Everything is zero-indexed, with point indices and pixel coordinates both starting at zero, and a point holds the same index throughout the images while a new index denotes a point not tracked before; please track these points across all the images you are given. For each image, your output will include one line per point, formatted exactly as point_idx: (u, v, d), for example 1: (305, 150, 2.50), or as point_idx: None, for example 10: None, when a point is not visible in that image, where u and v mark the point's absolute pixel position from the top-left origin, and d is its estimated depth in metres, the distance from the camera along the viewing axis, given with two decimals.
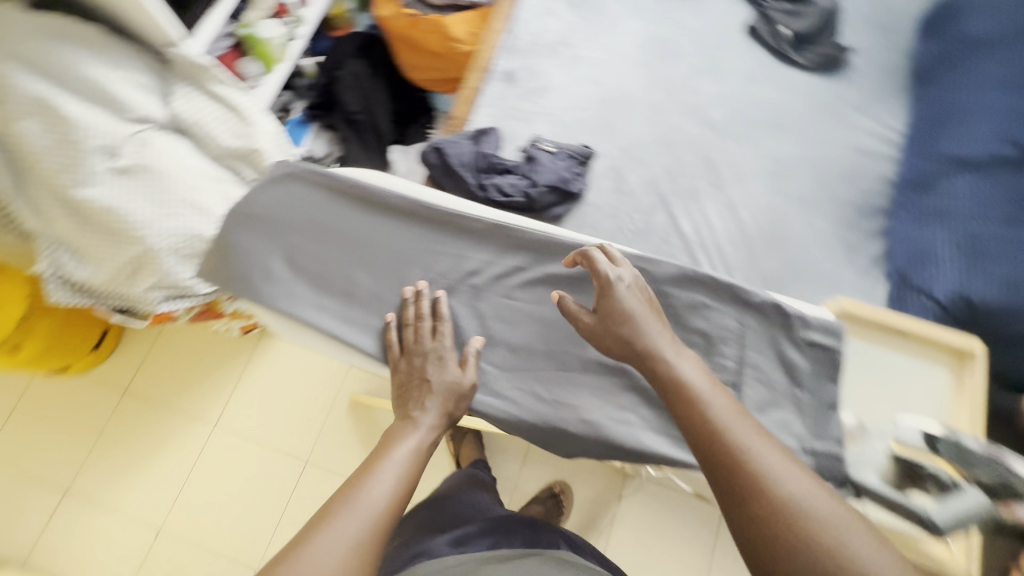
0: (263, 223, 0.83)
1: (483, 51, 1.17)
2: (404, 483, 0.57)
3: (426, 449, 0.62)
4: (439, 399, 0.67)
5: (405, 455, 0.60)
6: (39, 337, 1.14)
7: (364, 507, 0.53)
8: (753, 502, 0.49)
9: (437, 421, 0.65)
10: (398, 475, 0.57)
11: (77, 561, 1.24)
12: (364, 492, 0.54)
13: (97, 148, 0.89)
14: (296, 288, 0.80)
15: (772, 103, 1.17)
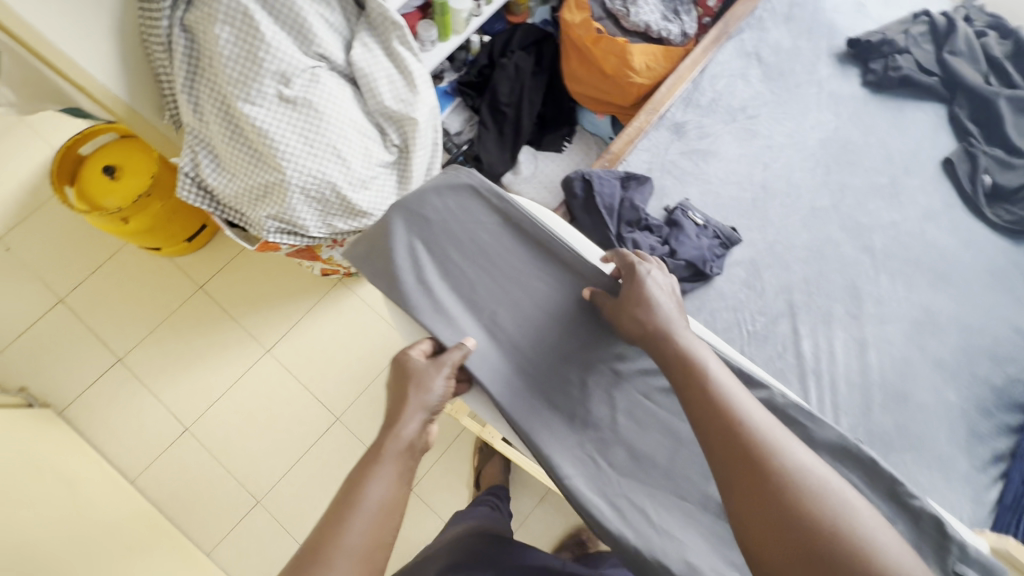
0: (431, 232, 0.72)
1: (663, 94, 1.08)
2: (396, 483, 0.55)
3: (410, 457, 0.58)
4: (419, 409, 0.60)
5: (388, 485, 0.55)
6: (145, 218, 1.18)
7: (346, 552, 0.49)
8: (759, 480, 0.51)
9: (422, 424, 0.60)
10: (388, 477, 0.55)
11: (107, 429, 1.29)
12: (346, 535, 0.50)
13: (272, 72, 0.89)
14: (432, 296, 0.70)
15: (941, 251, 1.06)
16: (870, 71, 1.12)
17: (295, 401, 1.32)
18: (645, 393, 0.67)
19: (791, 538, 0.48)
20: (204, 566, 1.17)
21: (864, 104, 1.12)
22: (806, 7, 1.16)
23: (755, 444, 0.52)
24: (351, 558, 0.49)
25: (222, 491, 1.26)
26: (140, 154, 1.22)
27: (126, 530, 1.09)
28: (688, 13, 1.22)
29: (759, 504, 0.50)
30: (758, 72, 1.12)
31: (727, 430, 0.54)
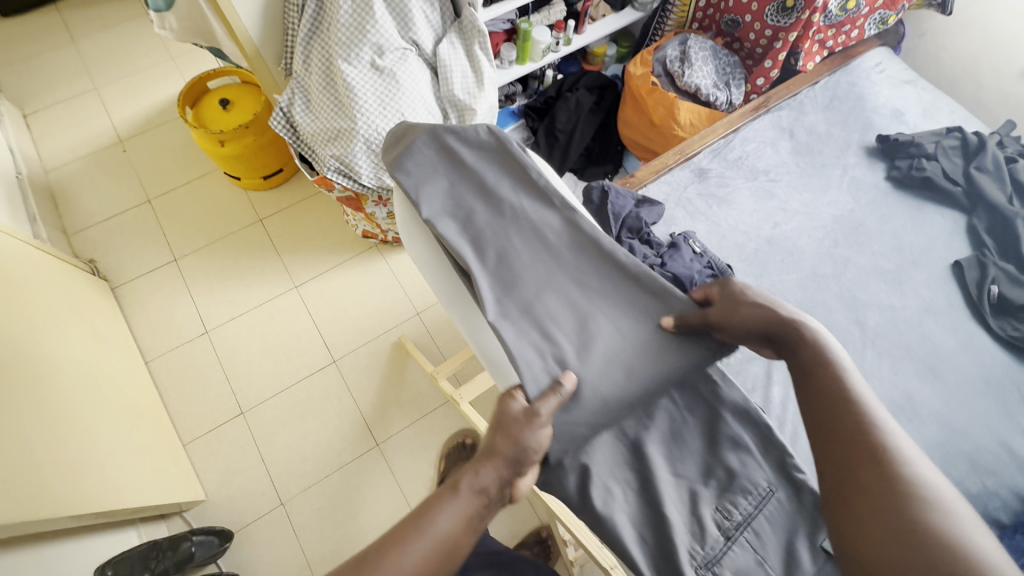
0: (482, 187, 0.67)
1: (694, 142, 1.20)
2: (464, 523, 0.53)
3: (479, 505, 0.54)
4: (499, 459, 0.55)
5: (449, 522, 0.52)
6: (236, 146, 1.39)
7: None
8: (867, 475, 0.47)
9: (501, 474, 0.55)
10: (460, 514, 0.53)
11: (143, 312, 1.46)
12: (394, 558, 0.49)
13: (371, 43, 1.10)
14: (434, 179, 0.67)
15: (935, 345, 1.07)
16: (895, 167, 1.19)
17: (304, 335, 1.45)
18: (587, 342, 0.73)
19: (892, 528, 0.43)
20: (175, 451, 1.27)
21: (884, 195, 1.19)
22: (848, 101, 1.27)
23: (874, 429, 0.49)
24: None
25: (215, 393, 1.38)
26: (250, 96, 1.46)
27: (122, 393, 1.23)
28: (738, 87, 1.35)
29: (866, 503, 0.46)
30: (787, 145, 1.22)
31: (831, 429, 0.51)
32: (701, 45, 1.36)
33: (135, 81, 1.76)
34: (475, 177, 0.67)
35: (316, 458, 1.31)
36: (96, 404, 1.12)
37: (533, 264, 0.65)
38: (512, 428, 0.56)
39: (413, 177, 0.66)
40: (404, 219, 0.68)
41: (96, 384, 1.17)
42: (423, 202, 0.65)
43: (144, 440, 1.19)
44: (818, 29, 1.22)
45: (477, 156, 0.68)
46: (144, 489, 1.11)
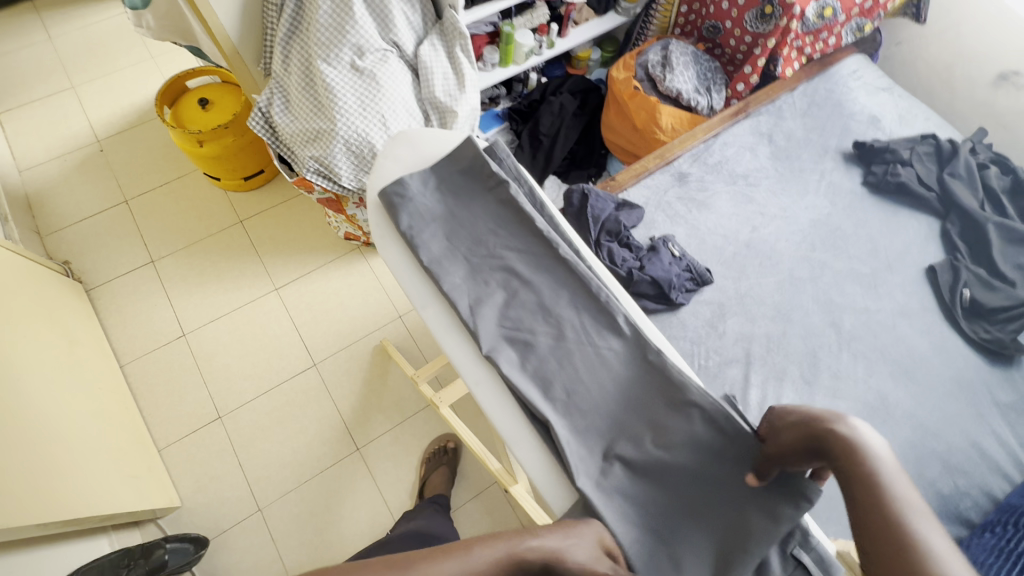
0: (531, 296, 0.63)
1: (674, 146, 1.21)
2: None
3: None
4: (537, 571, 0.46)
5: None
6: (215, 146, 1.38)
7: None
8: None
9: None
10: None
11: (119, 316, 1.43)
12: None
13: (351, 45, 1.09)
14: (486, 295, 0.62)
15: (909, 348, 1.09)
16: (871, 172, 1.21)
17: (284, 338, 1.43)
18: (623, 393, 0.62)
19: None
20: (150, 456, 1.25)
21: (860, 200, 1.20)
22: (827, 107, 1.29)
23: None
24: None
25: (192, 397, 1.36)
26: (230, 95, 1.44)
27: (96, 398, 1.21)
28: (718, 92, 1.36)
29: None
30: (766, 149, 1.24)
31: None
32: (682, 50, 1.38)
33: (111, 81, 1.73)
34: (529, 292, 0.63)
35: (297, 463, 1.30)
36: (64, 408, 1.09)
37: (603, 398, 0.58)
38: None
39: (461, 292, 0.62)
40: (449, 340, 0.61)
41: (66, 387, 1.14)
42: (480, 326, 0.60)
43: (117, 446, 1.17)
44: (795, 36, 1.23)
45: (528, 265, 0.65)
46: (117, 495, 1.09)
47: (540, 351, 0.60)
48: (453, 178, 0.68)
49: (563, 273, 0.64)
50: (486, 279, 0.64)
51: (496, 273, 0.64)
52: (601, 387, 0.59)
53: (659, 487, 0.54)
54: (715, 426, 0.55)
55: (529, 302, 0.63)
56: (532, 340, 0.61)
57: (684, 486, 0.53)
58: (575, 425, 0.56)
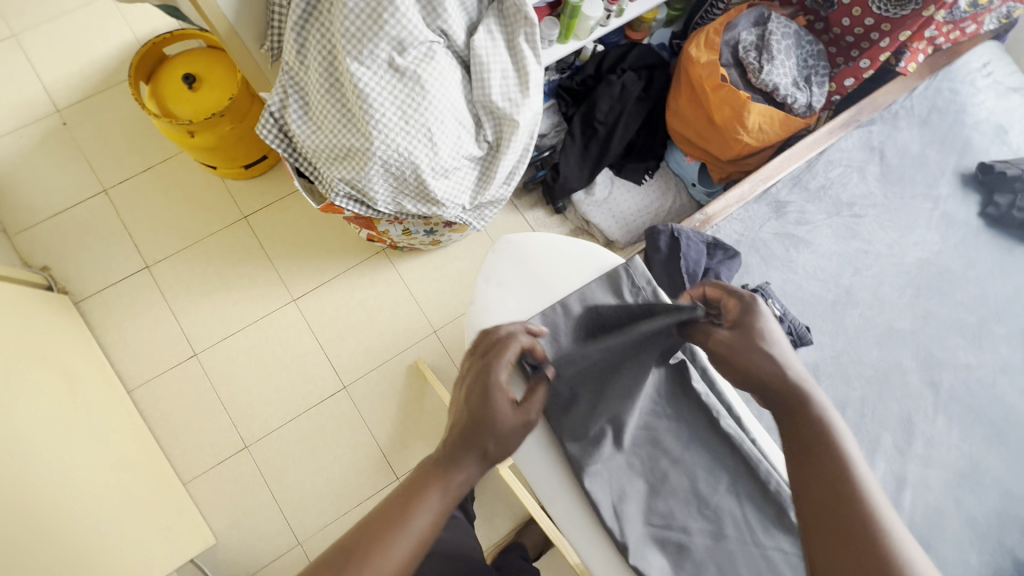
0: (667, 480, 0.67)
1: (773, 167, 1.05)
2: (464, 474, 0.56)
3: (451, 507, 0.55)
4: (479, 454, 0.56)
5: (423, 529, 0.52)
6: (210, 137, 1.13)
7: (409, 535, 0.51)
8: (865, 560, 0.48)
9: (480, 472, 0.57)
10: (461, 466, 0.56)
11: (118, 333, 1.27)
12: (412, 519, 0.52)
13: (390, 36, 0.84)
14: (630, 486, 0.67)
15: (1012, 407, 0.99)
16: (993, 203, 1.06)
17: (307, 357, 1.30)
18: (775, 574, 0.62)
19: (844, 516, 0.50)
20: (175, 493, 1.16)
21: (974, 235, 1.06)
22: (948, 115, 1.12)
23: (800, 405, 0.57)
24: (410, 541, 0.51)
25: (212, 426, 1.25)
26: (221, 68, 1.16)
27: (112, 441, 1.09)
28: (821, 85, 1.13)
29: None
30: (875, 171, 1.08)
31: (813, 465, 0.54)
32: (783, 29, 1.12)
33: (61, 31, 1.40)
34: (679, 475, 0.67)
35: (332, 496, 1.23)
36: (80, 466, 0.97)
37: None
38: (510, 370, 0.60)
39: (603, 476, 0.66)
40: (584, 525, 0.67)
41: (77, 438, 1.01)
42: (624, 525, 0.65)
43: (143, 494, 1.07)
44: (935, 26, 1.04)
45: (678, 442, 0.68)
46: (147, 553, 1.00)
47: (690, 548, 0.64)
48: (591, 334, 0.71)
49: (714, 450, 0.67)
50: (629, 462, 0.68)
51: (640, 451, 0.68)
52: None
53: None
54: None
55: (680, 490, 0.66)
56: (683, 538, 0.64)
57: None
58: None
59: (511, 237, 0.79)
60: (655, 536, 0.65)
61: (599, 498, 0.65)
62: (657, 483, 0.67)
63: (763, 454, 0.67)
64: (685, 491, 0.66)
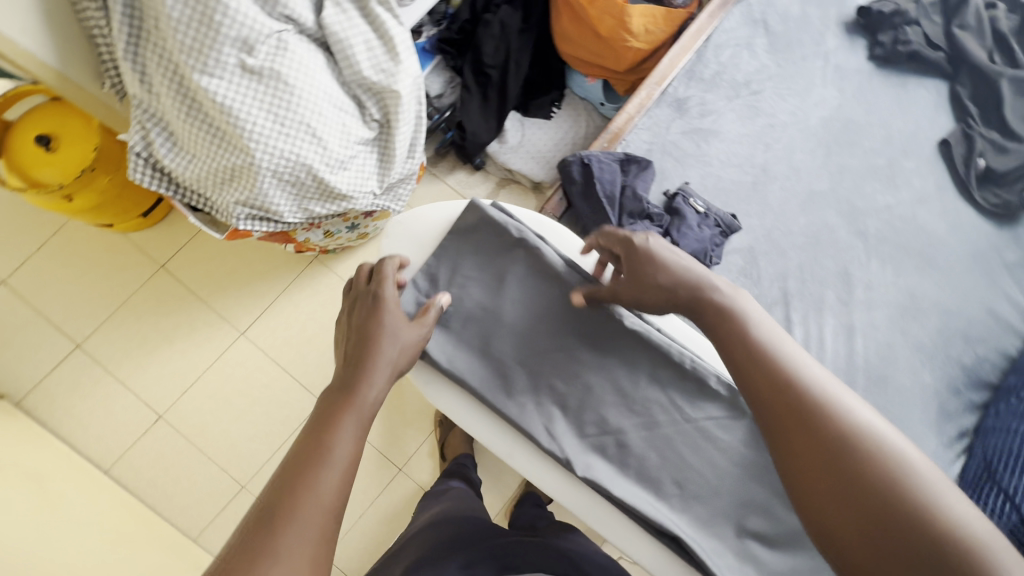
0: (610, 395, 0.69)
1: (665, 66, 1.04)
2: (376, 389, 0.58)
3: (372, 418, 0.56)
4: (388, 365, 0.60)
5: (349, 448, 0.51)
6: (89, 195, 1.07)
7: (337, 457, 0.50)
8: (807, 413, 0.51)
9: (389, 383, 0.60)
10: (370, 381, 0.57)
11: (74, 420, 1.23)
12: (337, 438, 0.52)
13: (231, 38, 0.78)
14: (589, 412, 0.69)
15: (932, 233, 1.06)
16: (878, 44, 1.09)
17: (274, 384, 1.27)
18: (732, 446, 0.67)
19: (810, 415, 0.50)
20: (187, 551, 1.16)
21: (868, 79, 1.09)
22: None
23: (739, 326, 0.58)
24: (340, 461, 0.50)
25: (203, 478, 1.23)
26: (77, 118, 1.07)
27: (103, 523, 1.07)
28: None
29: (828, 485, 0.47)
30: (764, 44, 1.08)
31: (771, 377, 0.54)
32: None
33: None
34: (617, 387, 0.69)
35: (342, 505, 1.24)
36: (84, 557, 0.96)
37: (729, 477, 0.67)
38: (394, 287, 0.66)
39: (561, 410, 0.69)
40: (532, 463, 0.69)
41: (67, 533, 0.99)
42: (592, 447, 0.68)
43: (154, 561, 1.07)
44: None
45: (600, 355, 0.70)
46: None
47: (658, 447, 0.68)
48: (511, 280, 0.72)
49: (637, 354, 0.70)
50: (571, 388, 0.70)
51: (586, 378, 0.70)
52: (721, 466, 0.67)
53: (783, 541, 0.66)
54: None
55: (631, 398, 0.69)
56: (652, 443, 0.68)
57: (803, 534, 0.66)
58: (703, 512, 0.65)
59: (399, 217, 0.77)
60: (597, 447, 0.68)
61: (550, 431, 0.68)
62: (608, 399, 0.69)
63: (671, 338, 0.71)
64: (631, 395, 0.69)
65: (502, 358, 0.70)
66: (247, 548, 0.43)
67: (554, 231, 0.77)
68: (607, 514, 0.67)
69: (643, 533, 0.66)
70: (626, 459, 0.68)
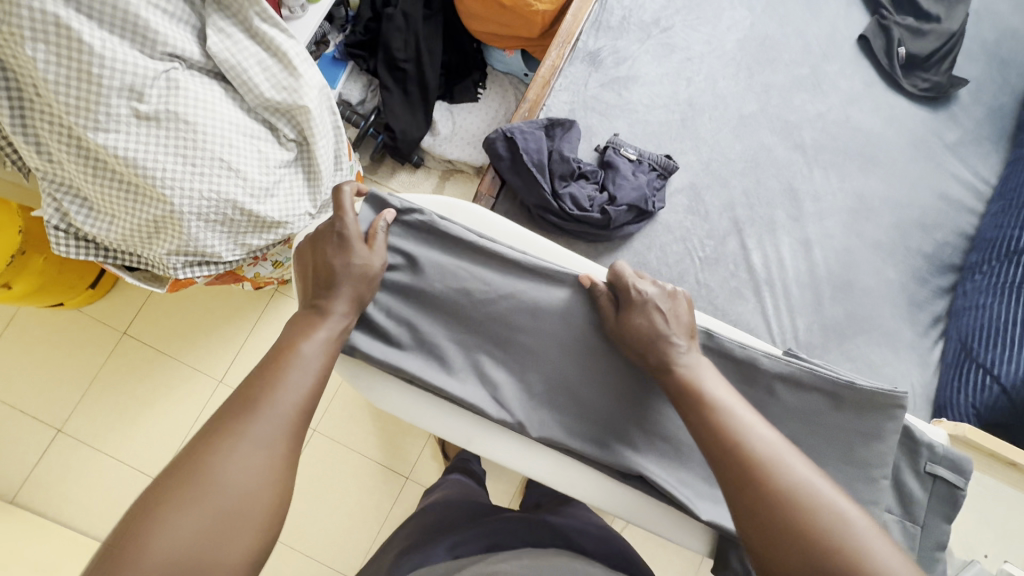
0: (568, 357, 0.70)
1: (571, 21, 1.02)
2: (332, 329, 0.60)
3: (330, 351, 0.59)
4: (348, 300, 0.63)
5: (303, 386, 0.54)
6: (30, 277, 1.04)
7: (292, 392, 0.53)
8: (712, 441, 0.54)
9: (348, 318, 0.62)
10: (327, 325, 0.60)
11: (70, 503, 1.21)
12: (293, 376, 0.54)
13: (116, 88, 0.76)
14: (552, 379, 0.69)
15: (867, 131, 1.06)
16: None
17: None
18: None
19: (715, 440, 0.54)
20: None
21: None
22: None
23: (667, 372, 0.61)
24: (296, 396, 0.53)
25: None
26: None
27: None
28: None
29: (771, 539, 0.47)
30: None
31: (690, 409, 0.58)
32: None
33: None
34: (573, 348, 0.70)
35: (356, 526, 1.24)
36: None
37: None
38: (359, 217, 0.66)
39: (524, 383, 0.69)
40: (502, 444, 0.69)
41: None
42: (561, 410, 0.68)
43: None
44: None
45: (549, 322, 0.70)
46: None
47: (624, 397, 0.68)
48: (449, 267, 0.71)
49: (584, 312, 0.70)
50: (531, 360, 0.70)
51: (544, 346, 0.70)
52: None
53: None
54: (791, 383, 0.67)
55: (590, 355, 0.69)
56: (619, 394, 0.69)
57: None
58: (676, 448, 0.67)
59: None
60: (564, 411, 0.68)
61: (517, 406, 0.68)
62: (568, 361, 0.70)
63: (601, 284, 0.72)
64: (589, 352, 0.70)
65: (456, 346, 0.70)
66: (199, 466, 0.46)
67: (465, 210, 0.75)
68: (584, 474, 0.68)
69: (623, 484, 0.67)
70: (596, 416, 0.68)
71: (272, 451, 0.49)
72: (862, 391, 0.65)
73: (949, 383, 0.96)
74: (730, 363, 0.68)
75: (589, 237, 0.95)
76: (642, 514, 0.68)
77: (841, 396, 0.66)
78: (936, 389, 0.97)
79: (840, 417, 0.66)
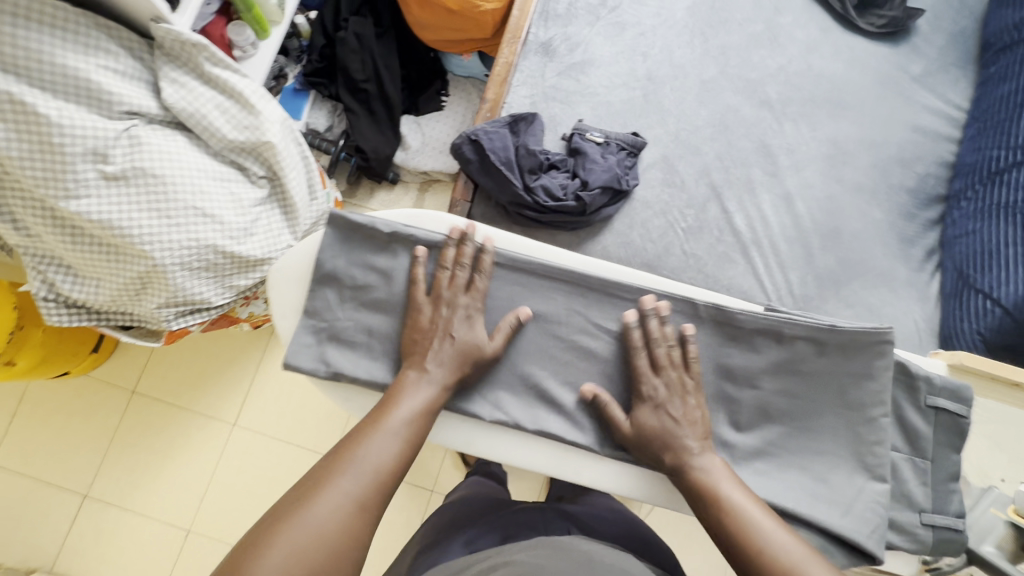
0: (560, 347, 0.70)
1: (518, 16, 1.02)
2: (411, 437, 0.59)
3: (394, 449, 0.58)
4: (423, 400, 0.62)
5: (354, 481, 0.54)
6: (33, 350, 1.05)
7: (342, 491, 0.52)
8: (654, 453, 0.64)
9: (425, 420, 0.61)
10: (391, 421, 0.59)
11: (107, 566, 1.22)
12: (345, 470, 0.54)
13: (80, 153, 0.77)
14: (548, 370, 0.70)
15: (831, 76, 1.05)
16: None
17: (282, 458, 1.27)
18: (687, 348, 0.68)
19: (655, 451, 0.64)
20: None
21: None
22: None
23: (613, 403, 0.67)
24: (350, 487, 0.53)
25: None
26: None
27: None
28: None
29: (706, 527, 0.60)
30: None
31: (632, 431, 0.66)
32: None
33: None
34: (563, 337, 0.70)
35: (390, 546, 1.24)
36: None
37: None
38: (472, 317, 0.67)
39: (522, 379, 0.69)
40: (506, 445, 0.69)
41: None
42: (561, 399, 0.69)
43: None
44: None
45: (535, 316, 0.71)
46: None
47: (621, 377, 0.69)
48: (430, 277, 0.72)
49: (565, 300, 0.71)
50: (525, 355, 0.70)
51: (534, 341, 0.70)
52: None
53: (767, 417, 0.67)
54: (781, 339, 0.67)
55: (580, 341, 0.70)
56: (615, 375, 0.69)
57: (784, 404, 0.67)
58: None
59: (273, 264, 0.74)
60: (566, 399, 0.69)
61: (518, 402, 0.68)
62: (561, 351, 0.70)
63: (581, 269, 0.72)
64: (579, 339, 0.70)
65: None
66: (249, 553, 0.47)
67: (434, 219, 0.74)
68: (591, 461, 0.69)
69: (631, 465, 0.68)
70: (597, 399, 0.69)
71: (319, 542, 0.49)
72: (857, 335, 0.65)
73: (951, 313, 0.95)
74: (721, 328, 0.68)
75: (568, 225, 0.96)
76: (654, 492, 0.68)
77: (839, 344, 0.66)
78: (939, 321, 0.97)
79: (839, 364, 0.66)
